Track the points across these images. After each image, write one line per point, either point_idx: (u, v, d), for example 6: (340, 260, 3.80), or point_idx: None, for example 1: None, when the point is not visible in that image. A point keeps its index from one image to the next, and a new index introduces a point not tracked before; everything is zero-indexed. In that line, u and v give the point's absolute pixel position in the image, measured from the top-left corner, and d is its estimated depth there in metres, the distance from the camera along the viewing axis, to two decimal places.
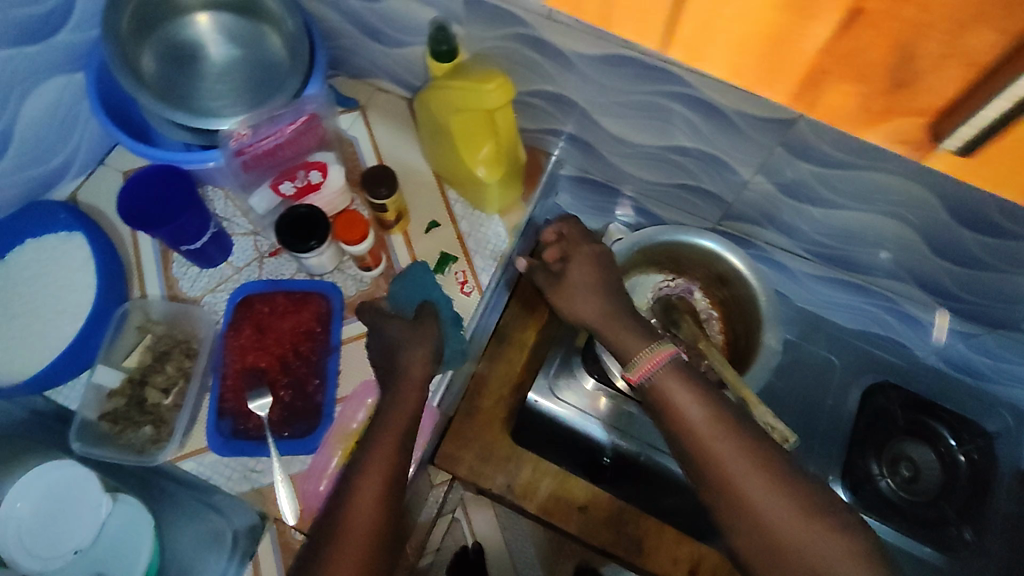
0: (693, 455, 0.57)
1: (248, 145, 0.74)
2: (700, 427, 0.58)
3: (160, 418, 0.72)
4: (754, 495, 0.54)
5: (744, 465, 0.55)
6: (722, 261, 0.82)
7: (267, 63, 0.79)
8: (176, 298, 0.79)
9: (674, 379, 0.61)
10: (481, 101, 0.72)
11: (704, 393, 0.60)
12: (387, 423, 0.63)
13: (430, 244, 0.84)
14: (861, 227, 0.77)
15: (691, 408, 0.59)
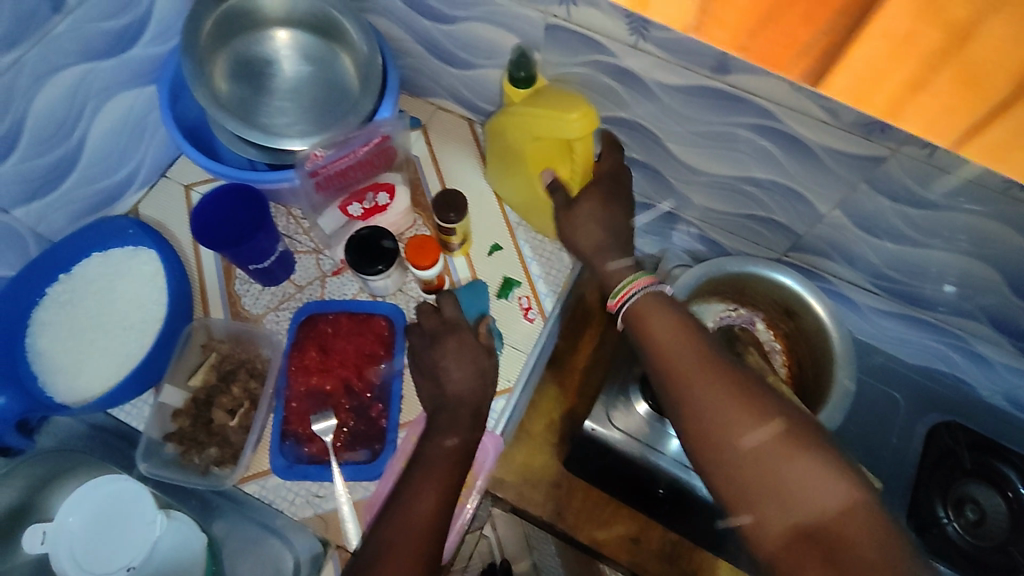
0: (664, 369, 0.52)
1: (323, 167, 0.73)
2: (688, 358, 0.52)
3: (225, 440, 0.71)
4: (734, 425, 0.48)
5: (713, 377, 0.50)
6: (800, 301, 0.80)
7: (339, 83, 0.79)
8: (238, 315, 0.79)
9: (658, 315, 0.56)
10: (559, 130, 0.70)
11: (684, 327, 0.54)
12: (442, 430, 0.64)
13: (492, 267, 0.84)
14: (939, 266, 0.75)
15: (663, 329, 0.55)
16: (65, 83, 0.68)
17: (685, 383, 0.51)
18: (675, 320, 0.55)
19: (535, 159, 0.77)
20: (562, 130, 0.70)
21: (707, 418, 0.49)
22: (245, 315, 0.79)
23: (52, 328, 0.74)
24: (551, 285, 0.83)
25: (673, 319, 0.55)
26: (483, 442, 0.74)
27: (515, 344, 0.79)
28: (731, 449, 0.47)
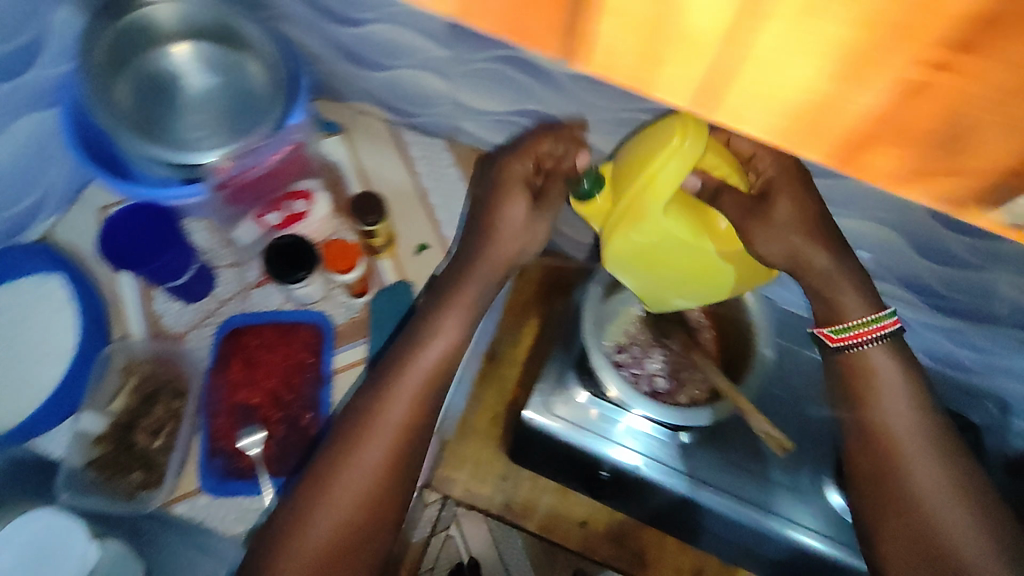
0: (866, 431, 0.56)
1: (232, 177, 0.71)
2: (900, 436, 0.54)
3: (149, 462, 0.71)
4: (918, 489, 0.53)
5: (922, 449, 0.54)
6: None
7: (249, 92, 0.77)
8: (160, 335, 0.77)
9: (892, 375, 0.55)
10: (691, 158, 0.50)
11: (914, 397, 0.55)
12: (393, 388, 0.61)
13: (420, 266, 0.83)
14: (851, 233, 0.78)
15: (891, 395, 0.55)
16: None
17: (910, 455, 0.54)
18: (908, 389, 0.55)
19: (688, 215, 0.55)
20: (689, 173, 0.51)
21: (922, 490, 0.53)
22: (166, 334, 0.77)
23: None
24: None
25: (910, 391, 0.55)
26: None
27: None
28: (928, 515, 0.52)
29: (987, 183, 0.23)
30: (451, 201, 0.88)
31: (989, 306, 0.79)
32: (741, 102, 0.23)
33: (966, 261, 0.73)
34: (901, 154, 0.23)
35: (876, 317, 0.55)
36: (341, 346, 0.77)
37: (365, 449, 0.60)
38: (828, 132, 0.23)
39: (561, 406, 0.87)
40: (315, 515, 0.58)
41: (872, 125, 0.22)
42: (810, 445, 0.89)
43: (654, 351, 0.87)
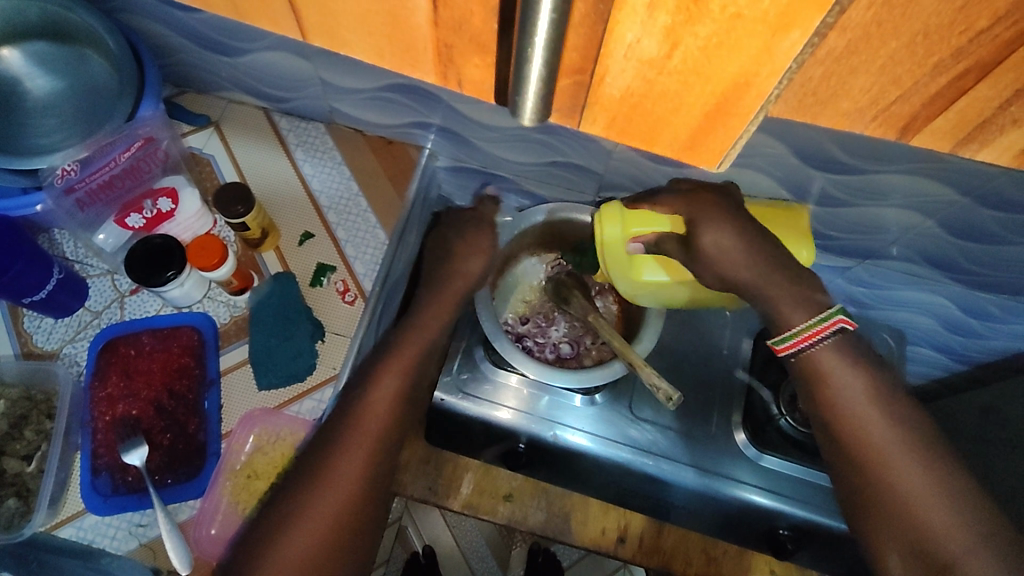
0: (834, 425, 0.53)
1: (77, 182, 0.69)
2: (868, 423, 0.51)
3: (23, 488, 0.67)
4: (898, 484, 0.49)
5: (893, 434, 0.50)
6: None
7: (97, 89, 0.73)
8: (32, 355, 0.73)
9: (845, 374, 0.53)
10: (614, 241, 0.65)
11: (872, 386, 0.52)
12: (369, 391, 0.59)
13: (306, 256, 0.81)
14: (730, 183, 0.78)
15: (849, 386, 0.53)
16: None
17: (883, 453, 0.50)
18: (862, 383, 0.53)
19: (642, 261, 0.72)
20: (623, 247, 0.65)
21: (903, 484, 0.49)
22: (39, 354, 0.73)
23: None
24: (369, 265, 0.80)
25: (867, 382, 0.53)
26: (310, 434, 0.71)
27: (336, 331, 0.76)
28: (919, 513, 0.48)
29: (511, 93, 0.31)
30: (334, 186, 0.85)
31: (868, 240, 0.81)
32: (344, 32, 0.29)
33: (837, 198, 0.73)
34: (480, 62, 0.30)
35: (823, 318, 0.54)
36: (225, 347, 0.74)
37: (330, 490, 0.54)
38: (406, 47, 0.29)
39: (473, 384, 0.88)
40: (291, 534, 0.52)
41: (437, 35, 0.28)
42: (717, 394, 0.90)
43: (556, 322, 0.88)
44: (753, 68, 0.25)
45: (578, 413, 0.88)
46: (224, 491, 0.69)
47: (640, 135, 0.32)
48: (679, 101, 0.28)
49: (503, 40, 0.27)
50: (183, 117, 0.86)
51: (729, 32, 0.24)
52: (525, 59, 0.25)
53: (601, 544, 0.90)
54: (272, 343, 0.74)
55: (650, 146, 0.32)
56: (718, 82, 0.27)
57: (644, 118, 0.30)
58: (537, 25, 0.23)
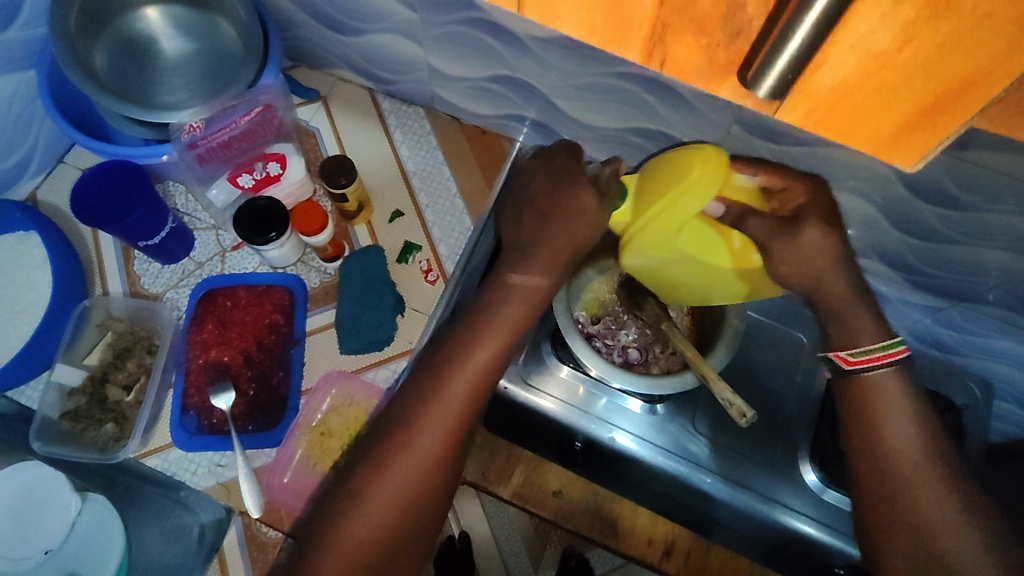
0: (879, 465, 0.50)
1: (202, 138, 0.74)
2: (913, 469, 0.49)
3: (121, 415, 0.72)
4: (962, 555, 0.45)
5: (935, 485, 0.48)
6: None
7: (223, 52, 0.78)
8: (138, 295, 0.79)
9: (896, 417, 0.51)
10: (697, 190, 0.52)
11: (924, 428, 0.50)
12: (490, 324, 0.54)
13: (394, 233, 0.84)
14: None
15: (901, 430, 0.50)
16: None
17: (937, 517, 0.47)
18: (915, 428, 0.50)
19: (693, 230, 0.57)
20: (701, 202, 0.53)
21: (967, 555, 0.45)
22: (144, 294, 0.79)
23: None
24: (453, 248, 0.83)
25: (917, 424, 0.50)
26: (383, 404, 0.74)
27: (416, 307, 0.79)
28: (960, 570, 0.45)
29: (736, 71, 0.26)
30: (427, 169, 0.88)
31: (969, 281, 0.77)
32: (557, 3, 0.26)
33: (940, 233, 0.70)
34: (694, 42, 0.25)
35: (889, 343, 0.52)
36: (313, 309, 0.78)
37: (410, 449, 0.51)
38: (618, 23, 0.26)
39: (536, 378, 0.88)
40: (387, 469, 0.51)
41: (659, 14, 0.25)
42: (786, 421, 0.88)
43: (625, 325, 0.88)
44: (992, 69, 0.22)
45: (637, 421, 0.88)
46: (300, 445, 0.73)
47: (836, 129, 0.28)
48: (891, 99, 0.25)
49: (732, 21, 0.24)
50: (295, 90, 0.91)
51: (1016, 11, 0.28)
52: (776, 42, 0.23)
53: (646, 555, 0.89)
54: (357, 310, 0.77)
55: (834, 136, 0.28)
56: (933, 79, 0.23)
57: (853, 109, 0.26)
58: (803, 18, 0.21)
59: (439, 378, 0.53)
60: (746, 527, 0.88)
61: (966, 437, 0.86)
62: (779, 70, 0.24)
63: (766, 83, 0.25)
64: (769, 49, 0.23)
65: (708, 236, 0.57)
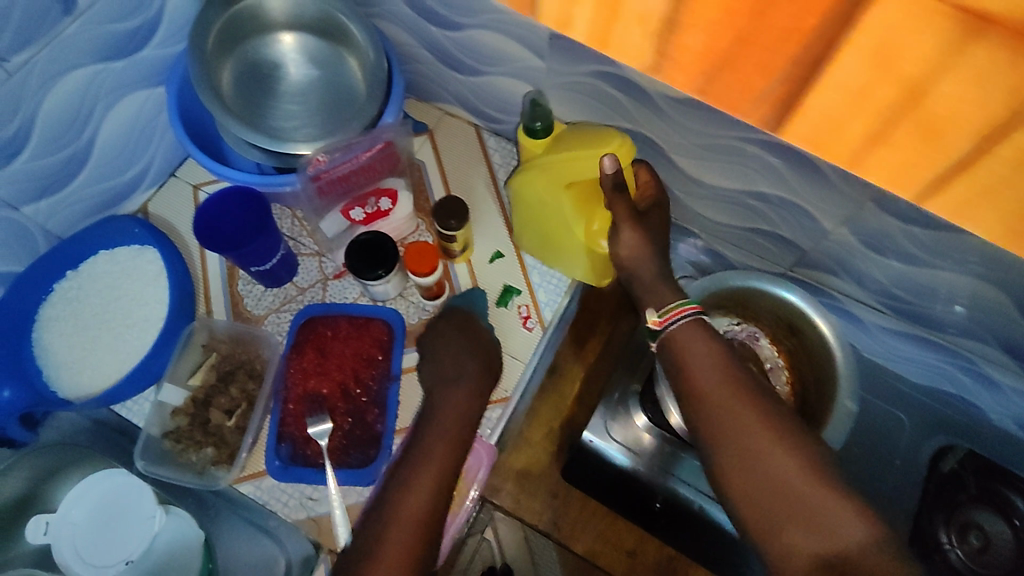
0: (690, 397, 0.59)
1: (325, 171, 0.74)
2: (710, 394, 0.57)
3: (221, 440, 0.72)
4: (772, 467, 0.53)
5: (740, 415, 0.55)
6: (803, 317, 0.80)
7: (344, 84, 0.79)
8: (241, 317, 0.80)
9: (699, 349, 0.60)
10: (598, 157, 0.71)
11: (723, 360, 0.59)
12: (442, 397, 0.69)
13: (494, 275, 0.83)
14: (944, 286, 0.73)
15: (704, 369, 0.58)
16: (75, 83, 0.70)
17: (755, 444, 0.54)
18: (717, 351, 0.59)
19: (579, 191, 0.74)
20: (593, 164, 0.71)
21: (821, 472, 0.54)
22: (247, 316, 0.80)
23: (58, 324, 0.76)
24: (552, 294, 0.82)
25: (715, 353, 0.59)
26: (476, 450, 0.74)
27: (513, 353, 0.79)
28: (793, 487, 0.52)
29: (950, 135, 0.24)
30: None
31: None
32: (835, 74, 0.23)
33: None
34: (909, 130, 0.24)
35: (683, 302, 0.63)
36: (411, 347, 0.79)
37: (405, 507, 0.60)
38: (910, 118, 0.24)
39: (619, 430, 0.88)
40: (392, 530, 0.58)
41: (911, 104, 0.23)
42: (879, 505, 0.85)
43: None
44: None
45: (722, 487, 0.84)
46: None
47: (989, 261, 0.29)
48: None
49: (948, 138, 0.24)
50: None
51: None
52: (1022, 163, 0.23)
53: None
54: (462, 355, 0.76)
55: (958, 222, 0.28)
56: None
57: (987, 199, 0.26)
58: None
59: (424, 448, 0.64)
60: None
61: None
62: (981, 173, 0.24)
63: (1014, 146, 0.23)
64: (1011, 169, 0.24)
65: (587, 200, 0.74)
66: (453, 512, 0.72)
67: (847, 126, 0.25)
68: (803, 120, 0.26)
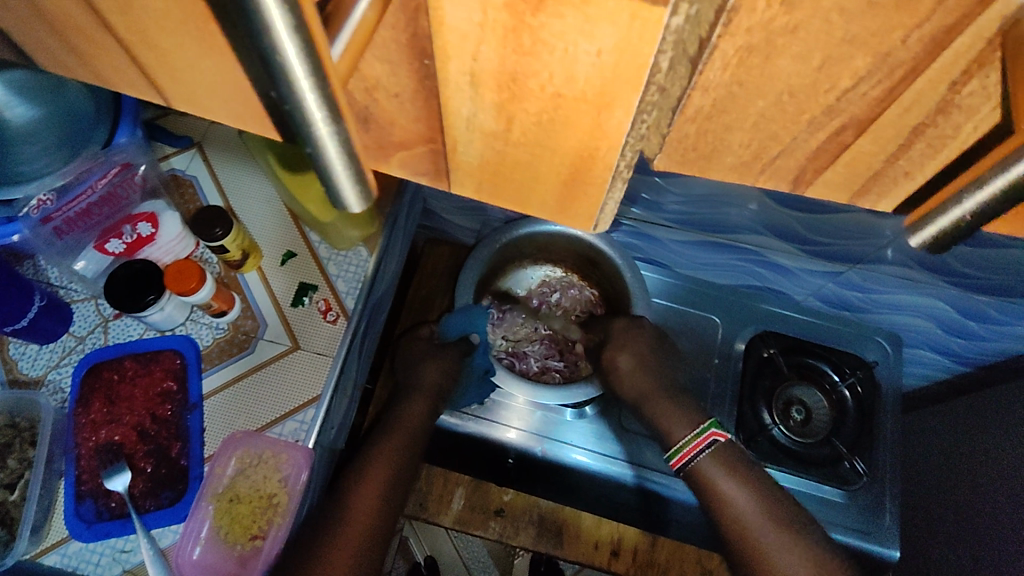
0: (712, 506, 0.68)
1: (55, 210, 0.68)
2: (755, 529, 0.64)
3: (7, 517, 0.67)
4: None
5: (757, 524, 0.64)
6: (580, 241, 0.82)
7: (75, 113, 0.67)
8: (18, 382, 0.74)
9: (729, 481, 0.68)
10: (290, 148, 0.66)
11: (753, 489, 0.67)
12: (419, 377, 0.78)
13: (287, 277, 0.80)
14: (717, 193, 0.74)
15: (722, 477, 0.68)
16: None
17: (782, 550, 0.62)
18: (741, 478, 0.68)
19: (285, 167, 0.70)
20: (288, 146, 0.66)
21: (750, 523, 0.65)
22: (25, 380, 0.74)
23: None
24: (351, 284, 0.79)
25: (741, 477, 0.68)
26: (292, 456, 0.70)
27: (318, 351, 0.76)
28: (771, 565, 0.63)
29: (584, 160, 0.23)
30: None
31: (860, 245, 0.78)
32: (483, 177, 0.25)
33: (823, 206, 0.70)
34: (565, 126, 0.21)
35: (698, 431, 0.71)
36: (207, 371, 0.75)
37: (366, 482, 0.67)
38: (472, 141, 0.23)
39: (492, 408, 0.88)
40: (343, 519, 0.63)
41: (498, 149, 0.23)
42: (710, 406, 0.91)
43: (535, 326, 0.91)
44: (593, 147, 0.22)
45: (591, 435, 0.88)
46: (207, 515, 0.69)
47: (511, 199, 0.26)
48: (578, 158, 0.23)
49: (565, 134, 0.22)
50: (164, 139, 0.84)
51: (512, 154, 0.23)
52: (545, 68, 0.19)
53: (593, 558, 0.90)
54: (271, 372, 0.75)
55: (558, 219, 0.27)
56: (564, 158, 0.23)
57: (516, 175, 0.25)
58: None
59: (384, 435, 0.72)
60: (686, 516, 0.91)
61: (878, 392, 0.92)
62: (476, 106, 0.21)
63: (556, 89, 0.20)
64: (580, 128, 0.21)
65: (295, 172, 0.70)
66: (277, 525, 0.70)
67: (577, 152, 0.22)
68: (461, 160, 0.25)
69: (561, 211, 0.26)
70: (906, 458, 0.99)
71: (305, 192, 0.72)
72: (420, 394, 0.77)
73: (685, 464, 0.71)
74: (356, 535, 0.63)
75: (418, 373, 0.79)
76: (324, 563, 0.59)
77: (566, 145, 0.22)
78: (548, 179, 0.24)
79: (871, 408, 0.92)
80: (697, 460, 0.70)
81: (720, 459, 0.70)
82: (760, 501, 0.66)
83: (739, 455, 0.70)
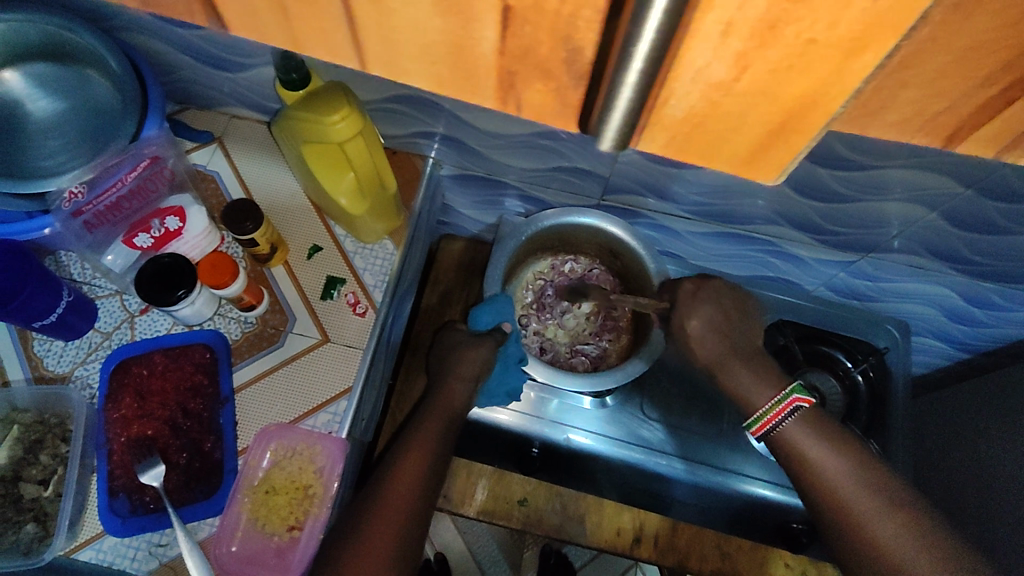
0: (791, 467, 0.63)
1: (86, 204, 0.68)
2: (846, 492, 0.58)
3: (41, 513, 0.67)
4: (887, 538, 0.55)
5: (847, 483, 0.59)
6: (603, 232, 0.84)
7: (103, 108, 0.70)
8: (44, 379, 0.73)
9: (817, 446, 0.62)
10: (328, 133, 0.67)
11: (855, 463, 0.60)
12: (452, 366, 0.79)
13: (314, 271, 0.80)
14: (734, 183, 0.76)
15: (816, 448, 0.61)
16: None
17: (878, 515, 0.56)
18: (837, 450, 0.61)
19: (317, 158, 0.70)
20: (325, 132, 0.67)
21: (844, 489, 0.58)
22: (50, 377, 0.73)
23: None
24: (378, 277, 0.80)
25: (830, 441, 0.62)
26: (327, 448, 0.70)
27: (349, 343, 0.76)
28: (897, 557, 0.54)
29: (812, 101, 0.20)
30: None
31: (873, 234, 0.81)
32: (674, 128, 0.22)
33: (842, 194, 0.73)
34: (810, 58, 0.18)
35: (780, 398, 0.65)
36: (237, 365, 0.75)
37: (403, 466, 0.65)
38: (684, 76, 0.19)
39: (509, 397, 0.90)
40: (382, 505, 0.61)
41: (714, 93, 0.20)
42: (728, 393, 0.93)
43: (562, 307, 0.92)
44: (835, 85, 0.19)
45: (611, 423, 0.91)
46: (242, 508, 0.69)
47: (700, 152, 0.23)
48: (800, 99, 0.20)
49: (809, 70, 0.18)
50: (185, 134, 0.84)
51: (725, 97, 0.20)
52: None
53: (614, 544, 0.91)
54: (301, 365, 0.75)
55: (740, 172, 0.24)
56: (784, 101, 0.20)
57: (719, 124, 0.21)
58: None
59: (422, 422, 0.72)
60: (699, 499, 0.94)
61: (890, 375, 0.94)
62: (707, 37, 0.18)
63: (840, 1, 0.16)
64: (825, 64, 0.18)
65: (327, 164, 0.71)
66: (315, 515, 0.70)
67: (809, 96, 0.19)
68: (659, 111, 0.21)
69: (752, 160, 0.23)
70: (916, 443, 1.01)
71: (335, 186, 0.72)
72: (455, 379, 0.77)
73: (766, 432, 0.66)
74: (396, 516, 0.61)
75: (451, 365, 0.79)
76: (365, 546, 0.57)
77: (795, 90, 0.19)
78: (761, 122, 0.21)
79: (883, 393, 0.93)
80: (779, 428, 0.64)
81: (812, 427, 0.63)
82: (856, 468, 0.60)
83: (834, 426, 0.63)
